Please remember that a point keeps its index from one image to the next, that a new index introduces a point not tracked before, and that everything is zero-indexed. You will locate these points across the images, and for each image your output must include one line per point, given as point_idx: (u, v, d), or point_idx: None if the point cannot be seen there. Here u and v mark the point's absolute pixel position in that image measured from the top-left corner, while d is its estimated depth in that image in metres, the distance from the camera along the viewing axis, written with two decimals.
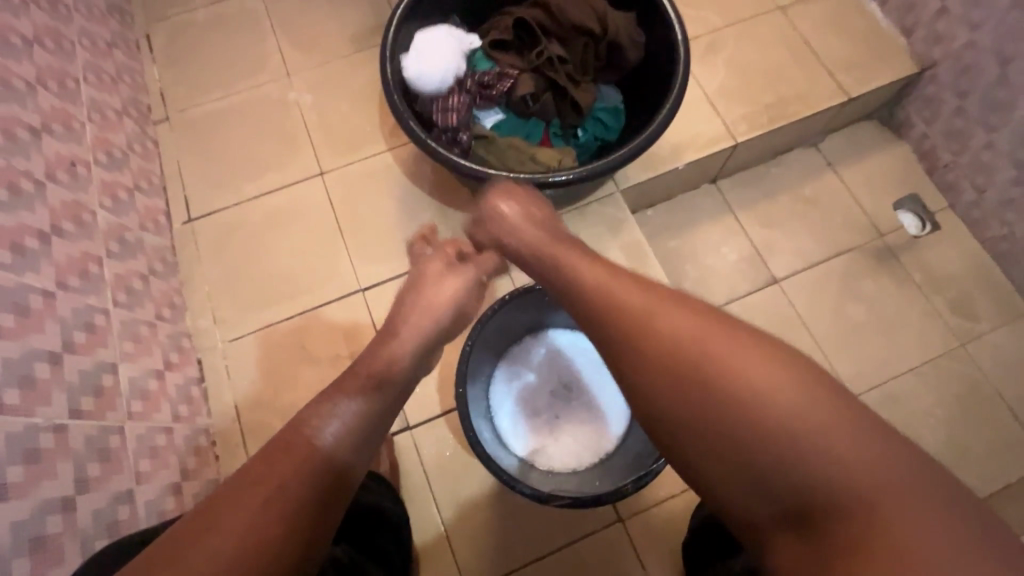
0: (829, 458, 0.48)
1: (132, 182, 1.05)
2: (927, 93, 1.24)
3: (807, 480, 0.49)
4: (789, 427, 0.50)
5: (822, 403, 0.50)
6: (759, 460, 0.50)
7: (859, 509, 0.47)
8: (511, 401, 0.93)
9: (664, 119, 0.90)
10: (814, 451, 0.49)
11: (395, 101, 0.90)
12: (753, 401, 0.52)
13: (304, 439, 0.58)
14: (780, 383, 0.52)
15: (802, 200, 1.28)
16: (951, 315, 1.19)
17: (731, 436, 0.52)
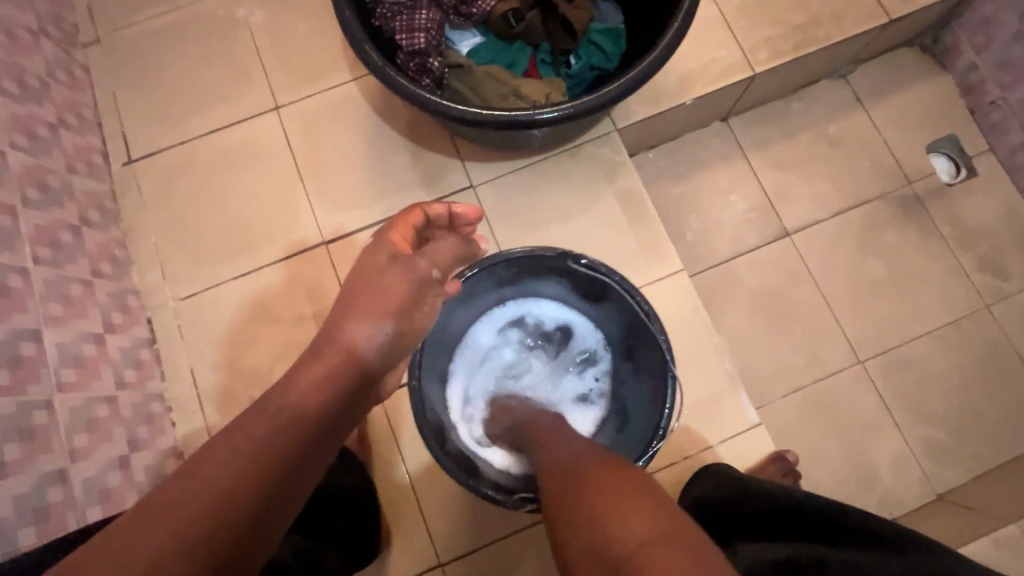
0: (618, 527, 0.41)
1: (55, 117, 0.91)
2: (983, 14, 1.06)
3: (600, 532, 0.42)
4: (601, 485, 0.46)
5: (642, 480, 0.47)
6: (573, 517, 0.45)
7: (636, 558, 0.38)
8: (478, 381, 0.87)
9: (673, 38, 0.75)
10: (617, 502, 0.43)
11: (345, 17, 0.74)
12: (584, 488, 0.47)
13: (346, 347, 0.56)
14: (607, 475, 0.48)
15: (825, 141, 1.14)
16: (978, 274, 1.09)
17: (564, 498, 0.48)
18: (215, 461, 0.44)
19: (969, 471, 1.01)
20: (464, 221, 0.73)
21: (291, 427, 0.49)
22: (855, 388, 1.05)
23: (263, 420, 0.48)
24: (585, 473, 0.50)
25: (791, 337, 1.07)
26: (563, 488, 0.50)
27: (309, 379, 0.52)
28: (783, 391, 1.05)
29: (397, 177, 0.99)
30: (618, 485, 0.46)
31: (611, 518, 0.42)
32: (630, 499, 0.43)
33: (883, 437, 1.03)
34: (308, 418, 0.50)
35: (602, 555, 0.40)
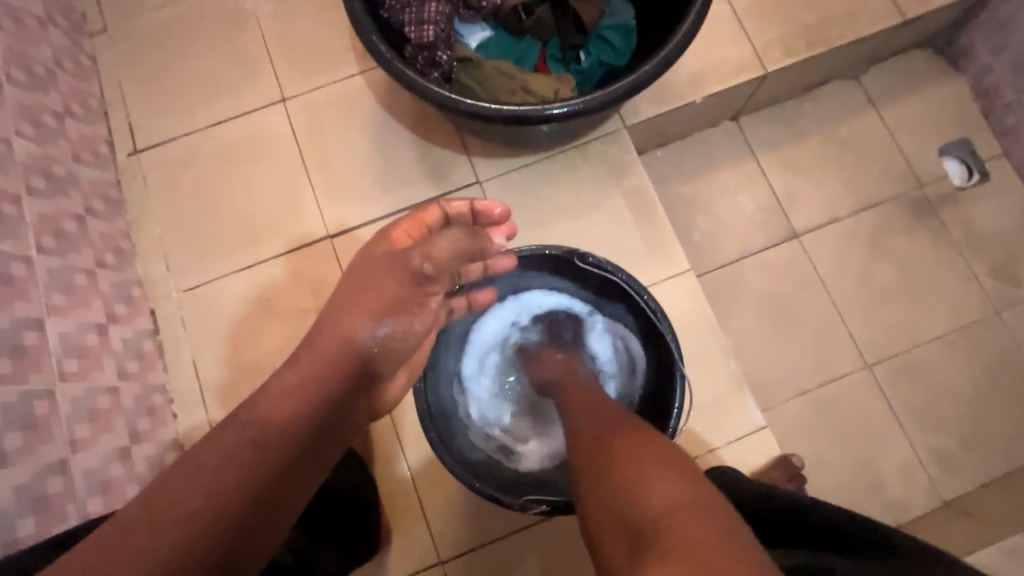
0: (647, 494, 0.46)
1: (62, 106, 0.91)
2: (999, 16, 1.04)
3: (629, 494, 0.47)
4: (630, 454, 0.51)
5: (667, 449, 0.52)
6: (604, 482, 0.50)
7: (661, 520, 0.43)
8: (487, 376, 0.86)
9: (686, 34, 0.74)
10: (644, 471, 0.49)
11: (355, 9, 0.74)
12: (613, 455, 0.52)
13: (333, 346, 0.59)
14: (635, 443, 0.53)
15: (836, 143, 1.12)
16: (989, 280, 1.07)
17: (594, 462, 0.53)
18: (207, 460, 0.49)
19: (976, 480, 1.00)
20: (486, 219, 0.72)
21: (279, 426, 0.53)
22: (863, 392, 1.04)
23: (246, 423, 0.52)
24: (611, 441, 0.55)
25: (798, 340, 1.06)
26: (588, 454, 0.55)
27: (288, 381, 0.56)
28: (788, 395, 1.04)
29: (403, 172, 0.98)
30: (646, 452, 0.51)
31: (640, 483, 0.48)
32: (660, 470, 0.48)
33: (890, 444, 1.02)
34: (290, 417, 0.54)
35: (630, 515, 0.46)
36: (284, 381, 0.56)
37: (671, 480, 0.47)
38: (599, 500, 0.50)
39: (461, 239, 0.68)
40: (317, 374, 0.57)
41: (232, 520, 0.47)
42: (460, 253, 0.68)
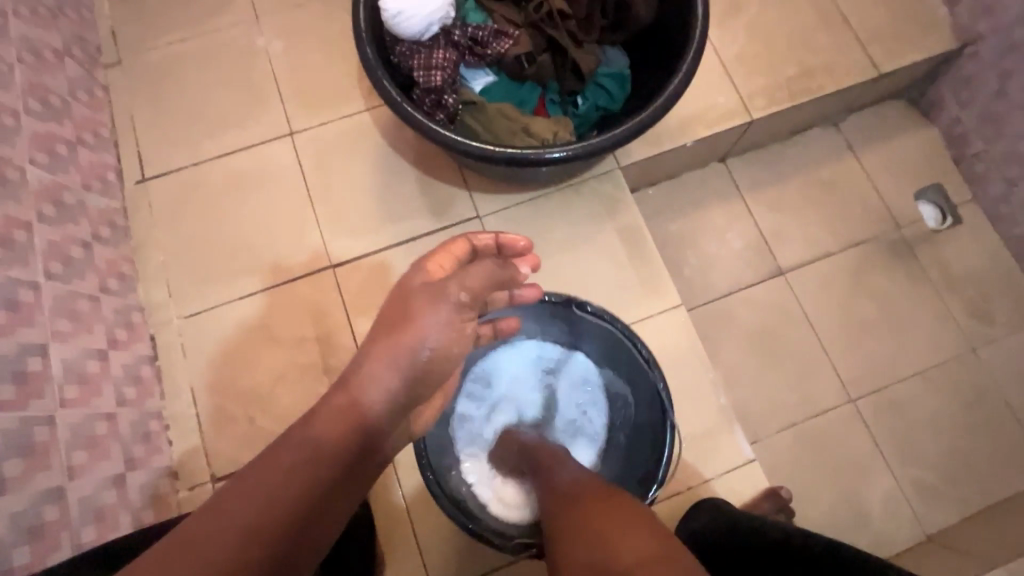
0: (617, 554, 0.48)
1: (74, 135, 0.93)
2: (965, 73, 1.12)
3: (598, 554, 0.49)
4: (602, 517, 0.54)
5: (637, 511, 0.54)
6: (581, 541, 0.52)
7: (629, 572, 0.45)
8: (478, 421, 0.86)
9: (678, 86, 0.79)
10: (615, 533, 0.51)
11: (367, 55, 0.78)
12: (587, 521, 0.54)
13: (357, 393, 0.58)
14: (607, 507, 0.55)
15: (818, 186, 1.18)
16: (965, 318, 1.12)
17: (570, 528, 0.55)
18: (231, 505, 0.48)
19: (959, 514, 1.03)
20: (512, 250, 0.71)
21: (307, 472, 0.53)
22: (847, 426, 1.07)
23: (294, 445, 0.54)
24: (583, 502, 0.58)
25: (784, 374, 1.09)
26: (559, 515, 0.58)
27: (337, 406, 0.57)
28: (776, 427, 1.06)
29: (405, 205, 1.01)
30: (611, 510, 0.54)
31: (609, 538, 0.50)
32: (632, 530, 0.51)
33: (875, 477, 1.04)
34: (334, 443, 0.55)
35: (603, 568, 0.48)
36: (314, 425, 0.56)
37: (635, 532, 0.50)
38: (576, 556, 0.51)
39: (494, 270, 0.66)
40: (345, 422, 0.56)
41: (259, 572, 0.46)
42: (494, 284, 0.67)
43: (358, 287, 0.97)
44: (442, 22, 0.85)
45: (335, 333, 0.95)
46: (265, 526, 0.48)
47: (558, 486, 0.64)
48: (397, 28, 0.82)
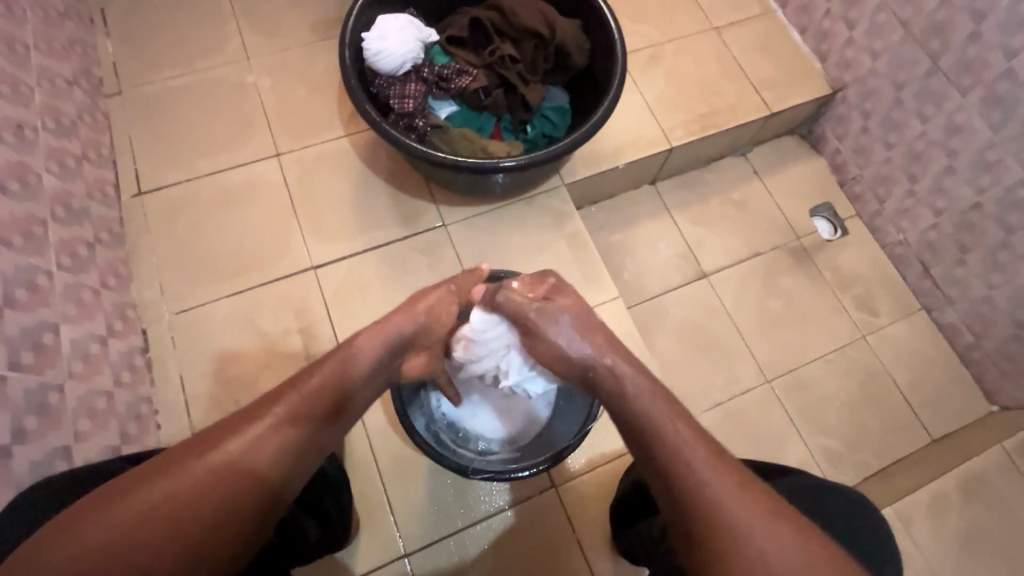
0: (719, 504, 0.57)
1: (80, 151, 1.05)
2: (839, 113, 1.39)
3: (696, 500, 0.58)
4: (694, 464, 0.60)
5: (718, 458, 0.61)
6: (678, 482, 0.60)
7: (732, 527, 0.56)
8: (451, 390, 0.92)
9: (603, 113, 0.99)
10: (709, 486, 0.59)
11: (351, 84, 0.94)
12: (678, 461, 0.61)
13: (271, 418, 0.63)
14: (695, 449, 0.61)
15: (732, 203, 1.41)
16: (855, 310, 1.34)
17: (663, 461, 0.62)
18: (150, 485, 0.55)
19: (859, 475, 1.20)
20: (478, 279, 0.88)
21: (214, 479, 0.57)
22: (764, 404, 1.24)
23: (200, 457, 0.58)
24: (671, 449, 0.62)
25: (711, 360, 1.26)
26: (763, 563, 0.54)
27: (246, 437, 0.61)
28: (705, 407, 1.23)
29: (380, 216, 1.16)
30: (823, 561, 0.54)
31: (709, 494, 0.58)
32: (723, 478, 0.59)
33: (789, 447, 1.21)
34: (232, 469, 0.58)
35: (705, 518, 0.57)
36: (223, 440, 0.60)
37: (732, 480, 0.59)
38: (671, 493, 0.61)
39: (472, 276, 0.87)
40: (247, 444, 0.60)
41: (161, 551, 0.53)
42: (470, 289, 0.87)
43: (337, 286, 1.10)
44: (414, 61, 1.03)
45: (315, 325, 1.07)
46: (169, 517, 0.54)
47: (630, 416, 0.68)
48: (376, 65, 1.01)
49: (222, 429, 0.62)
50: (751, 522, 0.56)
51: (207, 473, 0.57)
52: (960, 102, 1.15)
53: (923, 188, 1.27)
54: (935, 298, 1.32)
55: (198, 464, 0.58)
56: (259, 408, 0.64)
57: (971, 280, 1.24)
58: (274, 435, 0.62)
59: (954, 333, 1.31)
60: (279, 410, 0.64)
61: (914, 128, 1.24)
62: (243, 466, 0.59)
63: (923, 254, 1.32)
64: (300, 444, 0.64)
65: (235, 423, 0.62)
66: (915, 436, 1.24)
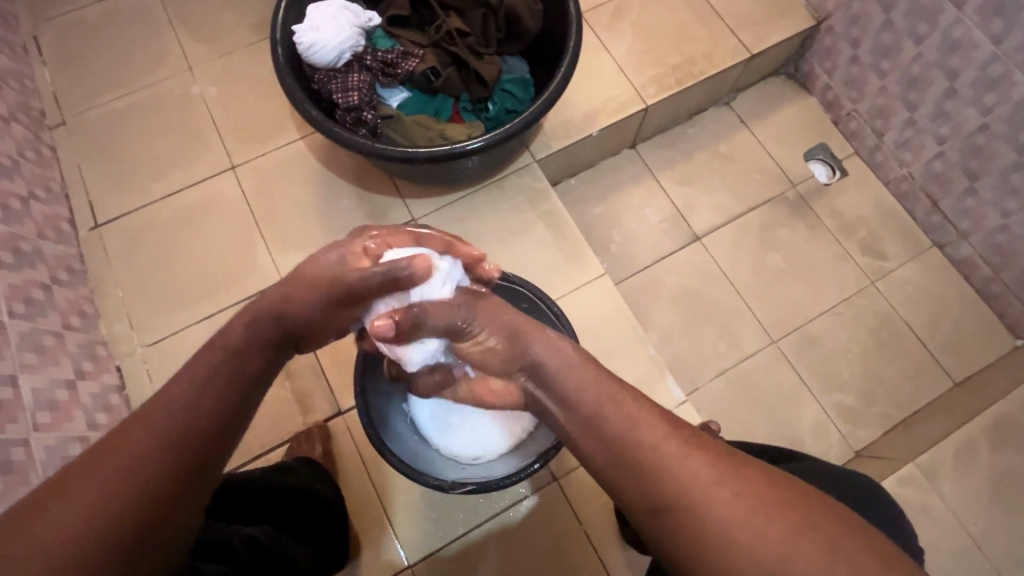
0: (666, 467, 0.50)
1: (25, 190, 1.01)
2: (826, 45, 1.29)
3: (641, 466, 0.51)
4: (634, 430, 0.53)
5: (657, 421, 0.54)
6: (620, 454, 0.53)
7: (681, 488, 0.48)
8: (429, 407, 0.86)
9: (563, 75, 0.92)
10: (650, 448, 0.52)
11: (287, 82, 0.89)
12: (617, 431, 0.54)
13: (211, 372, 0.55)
14: (634, 412, 0.55)
15: (719, 157, 1.32)
16: (860, 256, 1.26)
17: (604, 433, 0.55)
18: (133, 434, 0.48)
19: (878, 429, 1.15)
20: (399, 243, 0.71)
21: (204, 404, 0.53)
22: (772, 365, 1.18)
23: (173, 392, 0.52)
24: (609, 422, 0.55)
25: (712, 326, 1.21)
26: (720, 518, 0.45)
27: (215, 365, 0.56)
28: (710, 375, 1.17)
29: (345, 218, 1.10)
30: (781, 498, 0.46)
31: (651, 458, 0.51)
32: (666, 437, 0.52)
33: (800, 408, 1.16)
34: (218, 391, 0.54)
35: (656, 485, 0.50)
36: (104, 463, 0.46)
37: (673, 439, 0.52)
38: (615, 466, 0.53)
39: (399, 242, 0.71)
40: (142, 459, 0.47)
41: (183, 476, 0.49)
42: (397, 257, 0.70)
43: None
44: (354, 49, 0.96)
45: None
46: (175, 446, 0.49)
47: (563, 395, 0.61)
48: (313, 61, 0.94)
49: (104, 444, 0.47)
50: (694, 474, 0.48)
51: (109, 495, 0.44)
52: (956, 15, 1.04)
53: (923, 116, 1.18)
54: (947, 233, 1.24)
55: (79, 500, 0.43)
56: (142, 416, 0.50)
57: (984, 209, 1.15)
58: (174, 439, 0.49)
59: (970, 267, 1.22)
60: (202, 381, 0.54)
61: (908, 51, 1.14)
62: (146, 486, 0.46)
63: (929, 187, 1.23)
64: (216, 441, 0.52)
65: (117, 436, 0.48)
66: (934, 379, 1.18)
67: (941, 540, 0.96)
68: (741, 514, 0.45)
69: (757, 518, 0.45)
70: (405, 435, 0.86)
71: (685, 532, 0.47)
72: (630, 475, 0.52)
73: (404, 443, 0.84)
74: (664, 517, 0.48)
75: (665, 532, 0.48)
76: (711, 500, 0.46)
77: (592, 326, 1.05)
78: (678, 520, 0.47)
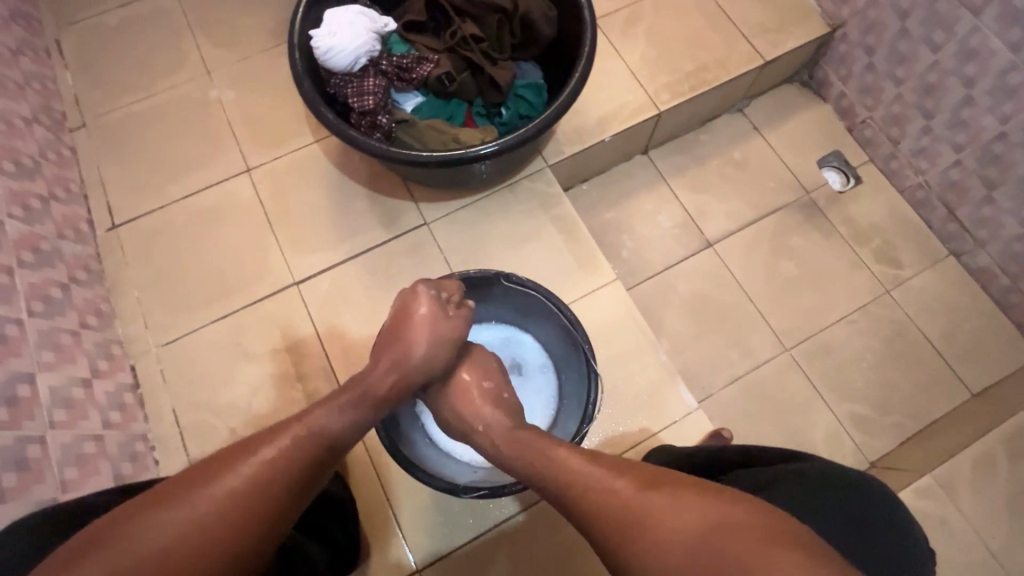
0: (606, 504, 0.58)
1: (46, 191, 1.03)
2: (841, 52, 1.28)
3: (585, 505, 0.60)
4: (573, 477, 0.62)
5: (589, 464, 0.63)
6: (567, 497, 0.62)
7: (621, 521, 0.57)
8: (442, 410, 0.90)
9: (578, 81, 0.92)
10: (588, 489, 0.60)
11: (304, 86, 0.89)
12: (562, 479, 0.63)
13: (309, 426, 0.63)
14: (571, 458, 0.64)
15: (731, 163, 1.31)
16: (875, 264, 1.24)
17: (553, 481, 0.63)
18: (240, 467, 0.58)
19: (893, 441, 1.13)
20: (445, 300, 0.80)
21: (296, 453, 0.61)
22: (785, 374, 1.17)
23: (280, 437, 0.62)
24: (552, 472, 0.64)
25: (724, 333, 1.20)
26: (666, 545, 0.54)
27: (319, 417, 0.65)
28: (721, 383, 1.16)
29: (359, 221, 1.11)
30: (712, 520, 0.54)
31: (591, 499, 0.60)
32: (600, 476, 0.61)
33: (814, 417, 1.14)
34: (312, 442, 0.63)
35: (603, 521, 0.58)
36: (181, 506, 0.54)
37: (605, 479, 0.60)
38: (568, 505, 0.62)
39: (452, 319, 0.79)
40: (203, 516, 0.54)
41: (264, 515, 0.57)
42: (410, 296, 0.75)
43: (322, 300, 1.06)
44: (371, 54, 0.97)
45: (304, 343, 1.03)
46: (263, 484, 0.58)
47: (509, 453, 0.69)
48: (331, 65, 0.95)
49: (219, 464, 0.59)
50: (639, 511, 0.57)
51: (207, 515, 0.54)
52: (974, 22, 1.03)
53: (940, 123, 1.16)
54: (964, 242, 1.22)
55: (147, 537, 0.52)
56: (224, 463, 0.58)
57: (1001, 218, 1.14)
58: (235, 509, 0.56)
59: (987, 277, 1.21)
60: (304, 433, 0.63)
61: (924, 58, 1.13)
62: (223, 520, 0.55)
63: (945, 195, 1.22)
64: (276, 512, 0.58)
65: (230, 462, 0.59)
66: (951, 390, 1.16)
67: (956, 553, 0.95)
68: (672, 536, 0.54)
69: (683, 533, 0.54)
70: (416, 441, 0.87)
71: (633, 553, 0.56)
72: (582, 514, 0.60)
73: (415, 449, 0.85)
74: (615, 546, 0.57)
75: (619, 556, 0.57)
76: (647, 528, 0.55)
77: (603, 331, 1.04)
78: (626, 545, 0.56)
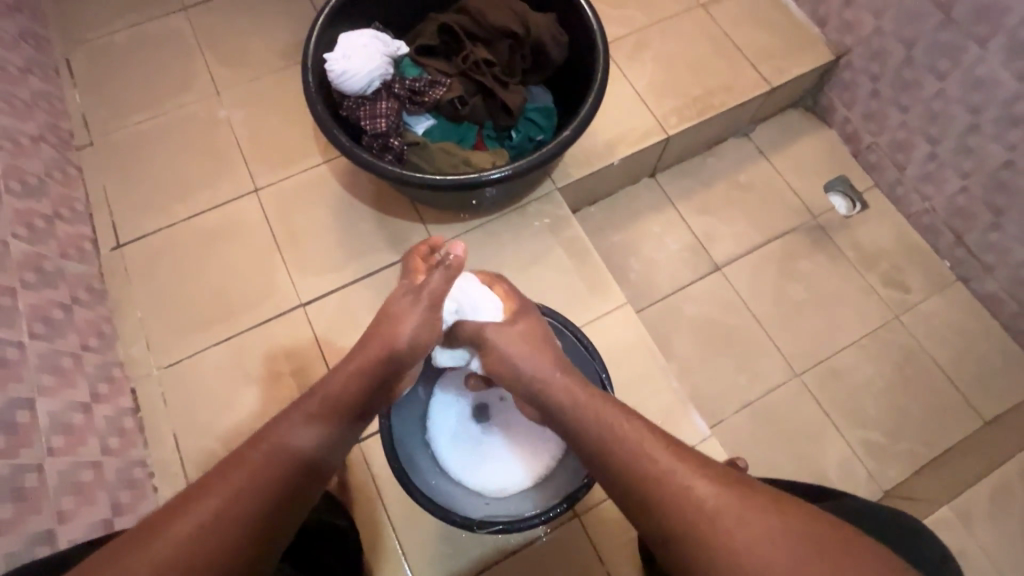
0: (690, 502, 0.55)
1: (51, 210, 1.01)
2: (845, 79, 1.29)
3: (661, 499, 0.56)
4: (652, 468, 0.58)
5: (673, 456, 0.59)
6: (643, 489, 0.58)
7: (704, 523, 0.53)
8: (450, 427, 0.86)
9: (591, 106, 0.92)
10: (670, 486, 0.56)
11: (317, 109, 0.89)
12: (640, 467, 0.58)
13: (275, 442, 0.60)
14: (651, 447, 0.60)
15: (738, 187, 1.32)
16: (883, 288, 1.24)
17: (629, 471, 0.59)
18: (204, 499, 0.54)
19: (905, 469, 1.12)
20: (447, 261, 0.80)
21: (261, 475, 0.57)
22: (795, 399, 1.16)
23: (244, 461, 0.58)
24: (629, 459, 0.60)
25: (734, 357, 1.18)
26: (758, 553, 0.51)
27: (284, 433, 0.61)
28: (731, 409, 1.15)
29: (367, 242, 1.10)
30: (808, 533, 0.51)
31: (673, 494, 0.56)
32: (685, 471, 0.57)
33: (825, 444, 1.13)
34: (281, 460, 0.58)
35: (683, 519, 0.54)
36: (139, 546, 0.50)
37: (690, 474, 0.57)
38: (638, 498, 0.58)
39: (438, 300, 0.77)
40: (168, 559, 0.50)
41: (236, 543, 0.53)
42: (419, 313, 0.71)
43: (328, 322, 1.04)
44: (383, 77, 0.97)
45: (309, 366, 1.01)
46: (231, 512, 0.54)
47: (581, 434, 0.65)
48: (343, 88, 0.95)
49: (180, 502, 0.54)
50: (720, 512, 0.53)
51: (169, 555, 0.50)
52: (979, 53, 1.05)
53: (945, 150, 1.17)
54: (971, 268, 1.22)
55: None
56: (186, 499, 0.54)
57: (1009, 244, 1.14)
58: (202, 546, 0.51)
59: (996, 303, 1.21)
60: (271, 452, 0.59)
61: (929, 87, 1.15)
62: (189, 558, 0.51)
63: (951, 221, 1.22)
64: (249, 540, 0.54)
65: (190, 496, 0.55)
66: (962, 417, 1.15)
67: None
68: (762, 545, 0.51)
69: (775, 546, 0.50)
70: (423, 465, 0.84)
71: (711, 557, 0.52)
72: (657, 510, 0.56)
73: (424, 477, 0.83)
74: (690, 548, 0.54)
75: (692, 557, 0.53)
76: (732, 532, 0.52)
77: (613, 356, 1.03)
78: (701, 547, 0.53)
